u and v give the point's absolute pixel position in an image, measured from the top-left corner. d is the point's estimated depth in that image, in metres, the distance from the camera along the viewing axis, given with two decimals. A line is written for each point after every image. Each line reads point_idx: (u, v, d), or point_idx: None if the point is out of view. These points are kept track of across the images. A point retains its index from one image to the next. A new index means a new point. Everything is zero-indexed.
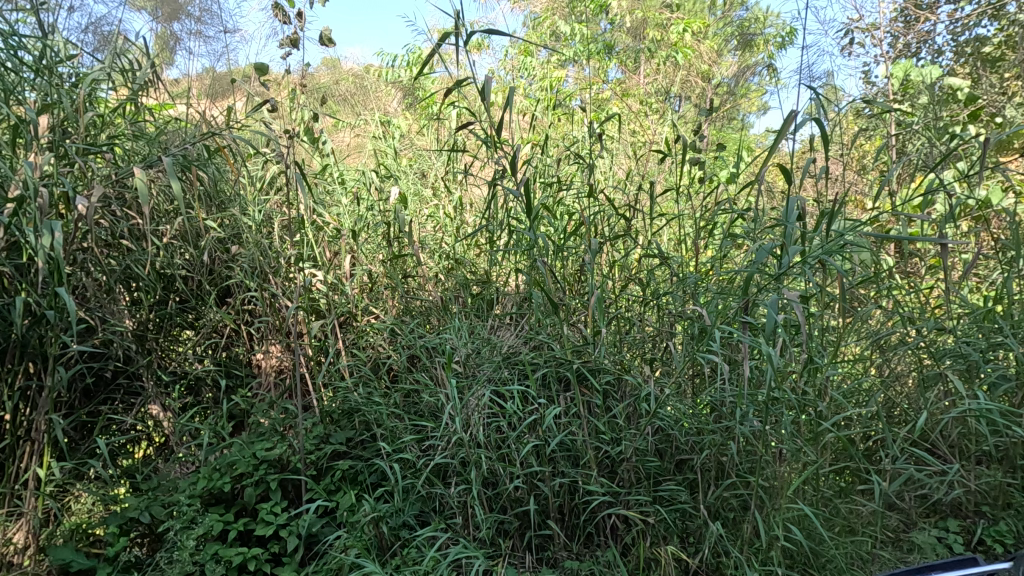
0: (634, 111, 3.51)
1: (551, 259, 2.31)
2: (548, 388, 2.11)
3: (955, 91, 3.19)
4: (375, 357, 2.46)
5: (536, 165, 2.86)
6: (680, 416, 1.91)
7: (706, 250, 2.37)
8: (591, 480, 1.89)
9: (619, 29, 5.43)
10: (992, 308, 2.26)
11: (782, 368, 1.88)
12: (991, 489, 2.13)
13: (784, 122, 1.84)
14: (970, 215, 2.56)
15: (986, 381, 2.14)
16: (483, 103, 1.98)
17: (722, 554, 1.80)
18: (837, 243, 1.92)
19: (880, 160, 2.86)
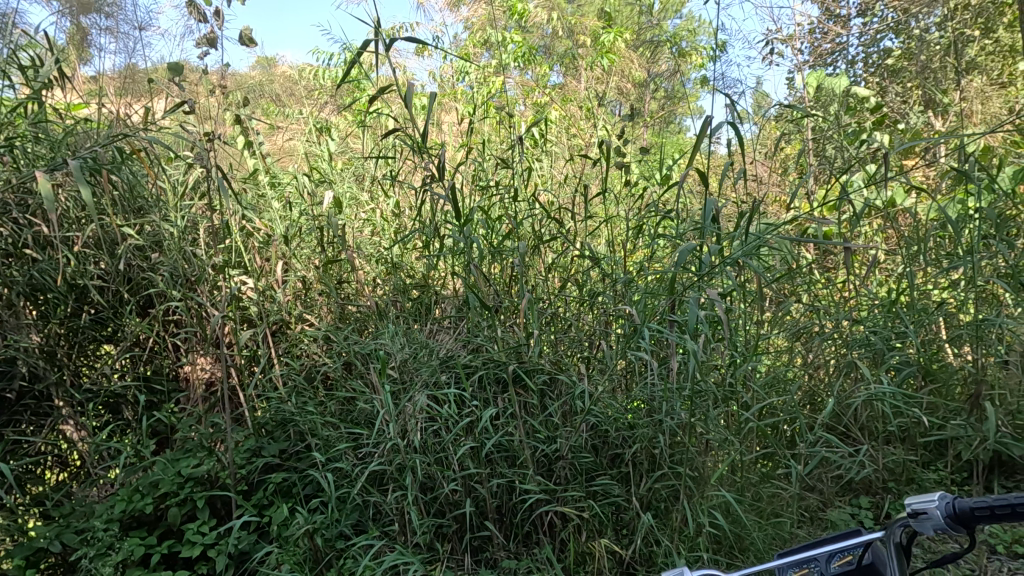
0: (572, 113, 3.57)
1: (486, 262, 2.33)
2: (485, 390, 2.12)
3: (864, 99, 3.43)
4: (310, 365, 2.40)
5: (473, 168, 2.87)
6: (612, 412, 1.97)
7: (638, 250, 2.45)
8: (527, 479, 1.92)
9: (558, 36, 5.53)
10: (896, 300, 2.44)
11: (707, 362, 1.97)
12: (897, 466, 2.31)
13: (702, 130, 1.92)
14: (876, 216, 2.77)
15: (890, 368, 2.31)
16: (406, 110, 1.96)
17: (653, 544, 1.88)
18: (756, 243, 2.02)
19: (797, 163, 3.04)
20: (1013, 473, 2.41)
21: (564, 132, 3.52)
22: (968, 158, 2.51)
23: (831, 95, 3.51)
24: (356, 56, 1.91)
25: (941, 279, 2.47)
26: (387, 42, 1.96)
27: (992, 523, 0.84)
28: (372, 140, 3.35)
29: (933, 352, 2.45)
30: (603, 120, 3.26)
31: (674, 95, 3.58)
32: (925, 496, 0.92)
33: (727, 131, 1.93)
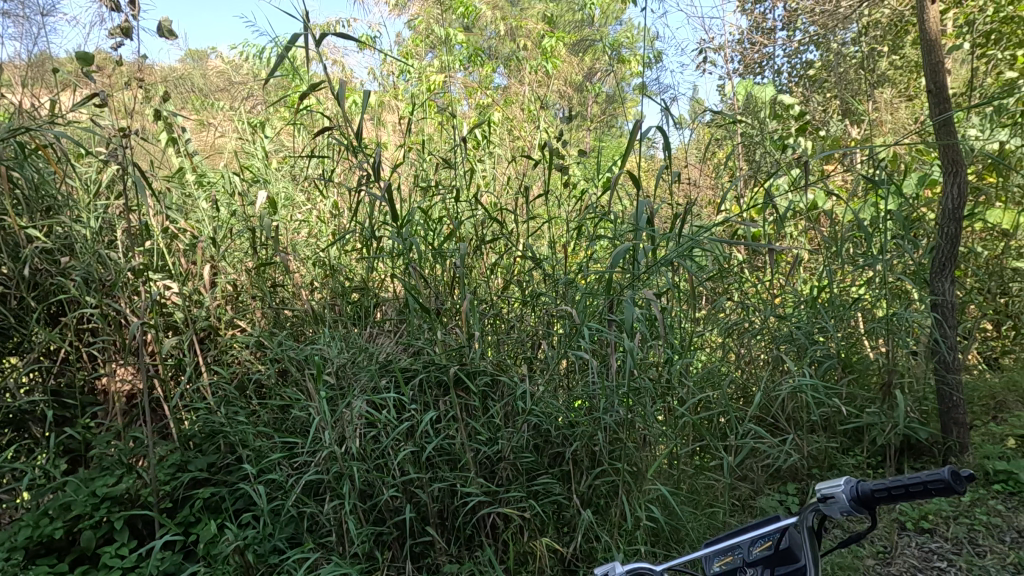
0: (514, 115, 3.59)
1: (426, 264, 2.29)
2: (426, 393, 2.09)
3: (789, 107, 3.62)
4: (242, 373, 2.30)
5: (414, 168, 2.83)
6: (553, 412, 1.98)
7: (579, 250, 2.48)
8: (468, 482, 1.91)
9: (501, 38, 5.55)
10: (818, 297, 2.59)
11: (644, 360, 2.02)
12: (820, 453, 2.45)
13: (635, 134, 1.96)
14: (800, 217, 2.93)
15: (813, 361, 2.44)
16: (339, 108, 1.90)
17: (593, 540, 1.91)
18: (689, 244, 2.08)
19: (728, 167, 3.18)
20: (920, 455, 2.61)
21: (506, 133, 3.54)
22: (880, 165, 2.69)
23: (759, 102, 3.69)
24: (284, 50, 1.83)
25: (856, 276, 2.65)
26: (317, 37, 1.89)
27: (892, 503, 0.88)
28: (309, 139, 3.24)
29: (851, 345, 2.61)
30: (544, 122, 3.29)
31: (614, 98, 3.66)
32: (833, 481, 0.97)
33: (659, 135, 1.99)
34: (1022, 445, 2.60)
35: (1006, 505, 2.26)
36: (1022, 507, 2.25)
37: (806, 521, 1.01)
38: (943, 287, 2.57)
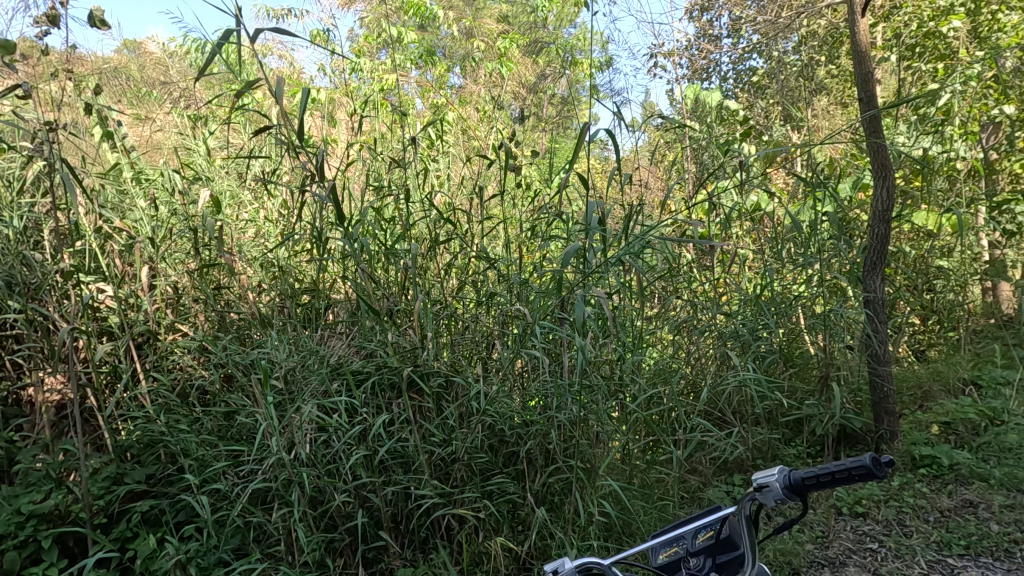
0: (468, 115, 3.58)
1: (378, 264, 2.26)
2: (379, 396, 2.06)
3: (734, 112, 3.75)
4: (183, 379, 2.20)
5: (366, 168, 2.77)
6: (507, 412, 1.99)
7: (532, 250, 2.49)
8: (422, 484, 1.89)
9: (454, 38, 5.50)
10: (762, 294, 2.69)
11: (596, 358, 2.05)
12: (764, 445, 2.55)
13: (584, 136, 1.99)
14: (745, 218, 3.04)
15: (757, 356, 2.54)
16: (279, 105, 1.84)
17: (548, 537, 1.93)
18: (638, 243, 2.12)
19: (677, 168, 3.27)
20: (855, 443, 2.76)
21: (460, 133, 3.52)
22: (817, 168, 2.82)
23: (706, 106, 3.80)
24: (219, 45, 1.76)
25: (796, 274, 2.77)
26: (254, 32, 1.82)
27: (821, 489, 0.93)
28: (254, 136, 3.13)
29: (792, 340, 2.74)
30: (498, 122, 3.28)
31: (567, 100, 3.70)
32: (768, 470, 1.02)
33: (607, 139, 2.03)
34: (944, 431, 2.79)
35: (930, 487, 2.42)
36: (945, 489, 2.41)
37: (745, 509, 1.05)
38: (874, 285, 2.70)
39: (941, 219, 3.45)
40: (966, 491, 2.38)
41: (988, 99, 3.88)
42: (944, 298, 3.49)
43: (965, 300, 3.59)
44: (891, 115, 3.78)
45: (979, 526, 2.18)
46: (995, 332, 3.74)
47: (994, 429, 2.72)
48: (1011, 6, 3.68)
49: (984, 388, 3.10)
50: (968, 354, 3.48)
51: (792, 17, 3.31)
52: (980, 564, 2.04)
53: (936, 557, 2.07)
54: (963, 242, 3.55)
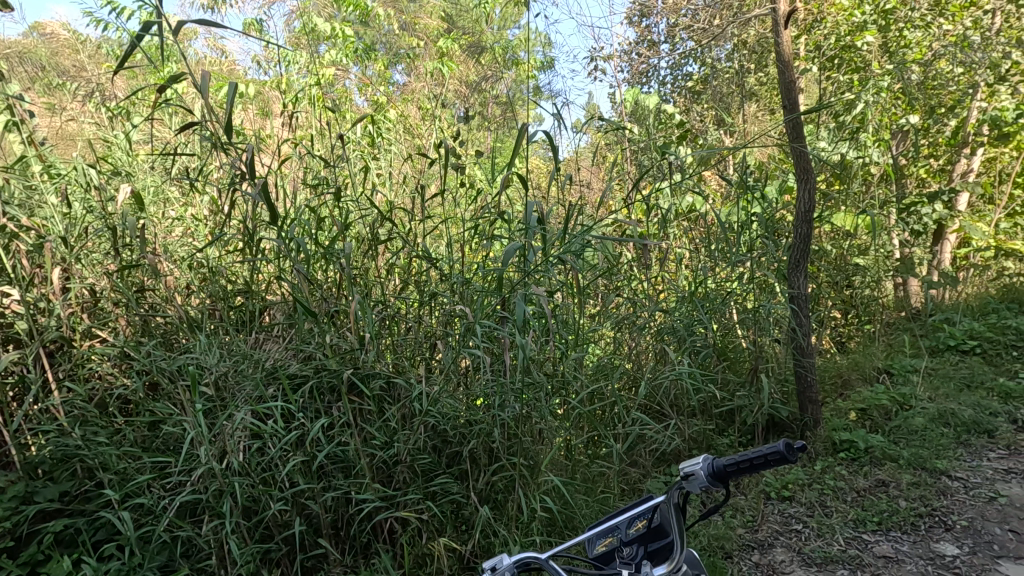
0: (410, 113, 3.52)
1: (315, 265, 2.19)
2: (317, 400, 2.01)
3: (671, 116, 3.88)
4: (103, 388, 2.06)
5: (302, 165, 2.68)
6: (449, 412, 1.98)
7: (475, 250, 2.48)
8: (363, 488, 1.86)
9: (395, 35, 5.41)
10: (697, 291, 2.80)
11: (537, 357, 2.07)
12: (699, 435, 2.66)
13: (523, 136, 2.00)
14: (681, 218, 3.15)
15: (692, 351, 2.65)
16: (205, 101, 1.75)
17: (491, 535, 1.94)
18: (577, 243, 2.16)
19: (617, 169, 3.35)
20: (782, 430, 2.93)
21: (402, 132, 3.46)
22: (746, 172, 2.97)
23: (645, 110, 3.91)
24: (137, 35, 1.66)
25: (727, 272, 2.90)
26: (176, 22, 1.73)
27: (740, 475, 0.98)
28: (181, 131, 2.96)
29: (725, 335, 2.87)
30: (440, 121, 3.26)
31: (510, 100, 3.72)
32: (693, 459, 1.06)
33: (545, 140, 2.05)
34: (861, 416, 3.00)
35: (848, 469, 2.60)
36: (861, 470, 2.59)
37: (673, 499, 1.09)
38: (798, 282, 2.86)
39: (858, 219, 3.69)
40: (879, 471, 2.57)
41: (897, 109, 4.19)
42: (861, 293, 3.76)
43: (879, 295, 3.87)
44: (813, 122, 4.02)
45: (889, 503, 2.36)
46: (905, 324, 4.05)
47: (904, 413, 2.95)
48: (915, 23, 3.99)
49: (896, 376, 3.36)
50: (882, 344, 3.76)
51: (723, 26, 3.44)
52: (890, 537, 2.21)
53: (853, 533, 2.22)
54: (876, 241, 3.83)
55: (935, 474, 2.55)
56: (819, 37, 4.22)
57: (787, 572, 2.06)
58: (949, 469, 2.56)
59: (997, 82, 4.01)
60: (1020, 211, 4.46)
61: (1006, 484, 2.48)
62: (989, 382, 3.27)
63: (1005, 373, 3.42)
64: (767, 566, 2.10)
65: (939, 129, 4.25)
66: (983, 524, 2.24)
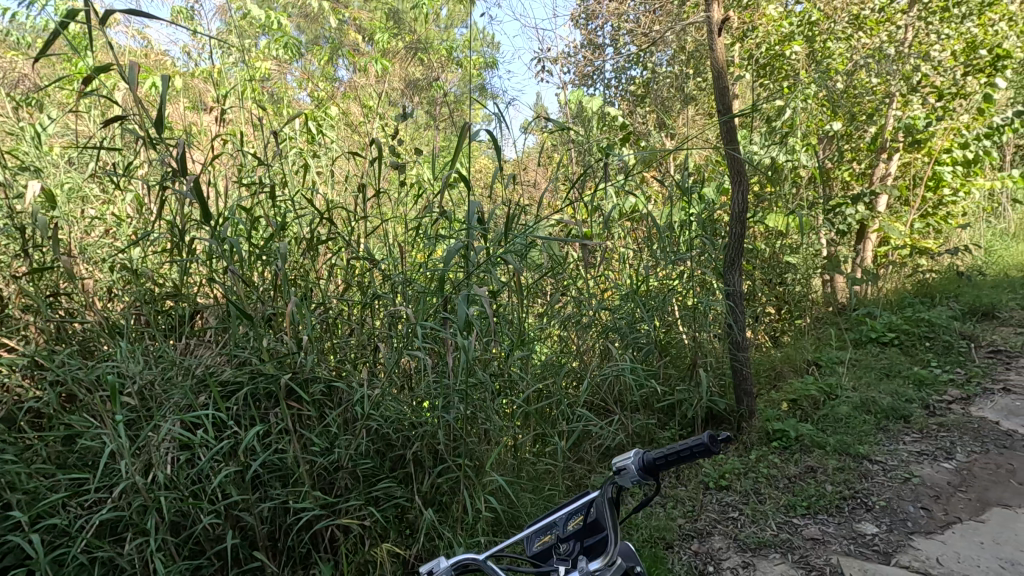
0: (353, 110, 3.43)
1: (249, 266, 2.10)
2: (253, 408, 1.93)
3: (615, 119, 3.95)
4: (10, 402, 1.89)
5: (236, 163, 2.56)
6: (392, 415, 1.95)
7: (418, 250, 2.44)
8: (302, 497, 1.80)
9: (338, 29, 5.25)
10: (639, 290, 2.87)
11: (481, 357, 2.07)
12: (642, 430, 2.74)
13: (465, 135, 1.98)
14: (624, 218, 3.22)
15: (635, 348, 2.72)
16: (134, 95, 1.65)
17: (436, 538, 1.93)
18: (521, 243, 2.17)
19: (563, 169, 3.38)
20: (720, 422, 3.05)
21: (343, 129, 3.37)
22: (685, 174, 3.07)
23: (589, 111, 3.96)
24: (57, 23, 1.54)
25: (668, 270, 2.98)
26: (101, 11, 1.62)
27: (669, 467, 1.01)
28: (102, 124, 2.76)
29: (666, 332, 2.96)
30: (383, 118, 3.19)
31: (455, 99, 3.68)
32: (625, 454, 1.08)
33: (487, 139, 2.04)
34: (792, 407, 3.16)
35: (779, 457, 2.74)
36: (791, 458, 2.73)
37: (607, 494, 1.11)
38: (733, 279, 2.96)
39: (789, 220, 3.88)
40: (808, 458, 2.72)
41: (823, 116, 4.44)
42: (791, 290, 3.96)
43: (809, 291, 4.09)
44: (747, 127, 4.20)
45: (817, 488, 2.50)
46: (832, 319, 4.31)
47: (830, 402, 3.13)
48: (837, 36, 4.25)
49: (824, 367, 3.55)
50: (811, 337, 3.97)
51: (661, 31, 3.54)
52: (818, 520, 2.34)
53: (784, 518, 2.35)
54: (805, 241, 4.04)
55: (857, 459, 2.72)
56: (751, 45, 4.42)
57: (724, 558, 2.15)
58: (870, 454, 2.74)
59: (910, 92, 4.33)
60: (932, 212, 4.75)
61: (918, 465, 2.68)
62: (905, 371, 3.51)
63: (919, 362, 3.69)
64: (705, 553, 2.18)
65: (860, 135, 4.53)
66: (899, 504, 2.41)
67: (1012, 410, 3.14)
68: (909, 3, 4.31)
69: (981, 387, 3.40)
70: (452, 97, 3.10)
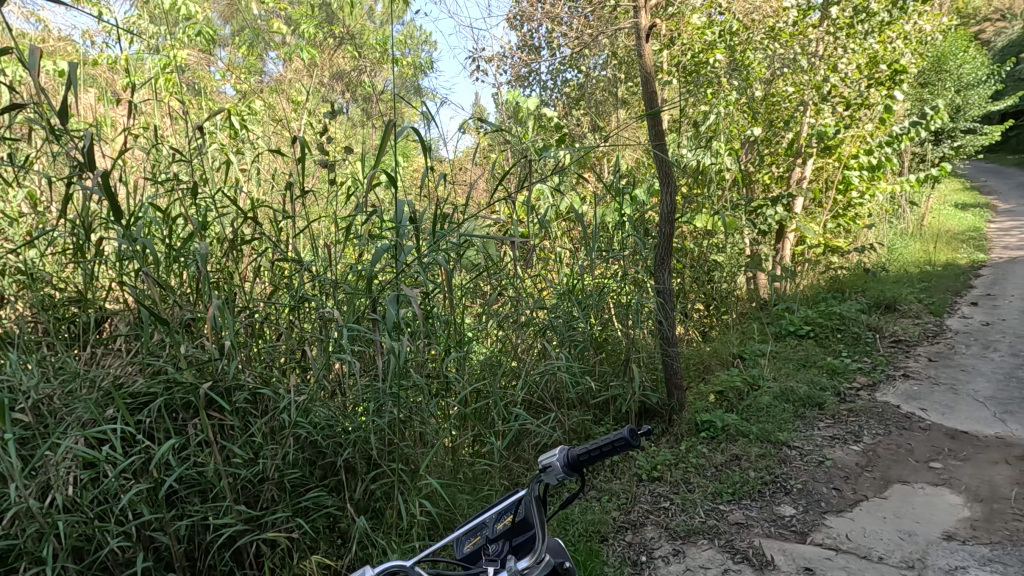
0: (279, 104, 3.28)
1: (163, 268, 1.96)
2: (169, 420, 1.81)
3: (550, 120, 3.99)
4: None
5: (148, 157, 2.39)
6: (322, 422, 1.89)
7: (349, 250, 2.37)
8: (224, 512, 1.71)
9: (265, 19, 5.01)
10: (574, 289, 2.92)
11: (414, 359, 2.03)
12: (578, 426, 2.79)
13: (395, 131, 1.93)
14: (560, 218, 3.27)
15: (570, 346, 2.76)
16: (32, 81, 1.50)
17: (369, 546, 1.89)
18: (454, 242, 2.15)
19: (499, 168, 3.37)
20: (653, 416, 3.15)
21: (269, 124, 3.21)
22: (617, 175, 3.14)
23: (525, 112, 3.98)
24: None
25: (602, 269, 3.05)
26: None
27: (591, 463, 1.03)
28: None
29: (600, 329, 3.03)
30: (311, 113, 3.07)
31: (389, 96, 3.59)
32: (550, 452, 1.09)
33: (418, 136, 2.00)
34: (719, 398, 3.32)
35: (707, 447, 2.87)
36: (719, 447, 2.86)
37: (534, 493, 1.11)
38: (664, 277, 3.09)
39: (715, 220, 4.06)
40: (733, 446, 2.86)
41: (745, 121, 4.68)
42: (718, 287, 4.15)
43: (734, 288, 4.31)
44: (676, 130, 4.36)
45: (741, 474, 2.64)
46: (755, 313, 4.54)
47: (753, 393, 3.31)
48: (757, 46, 4.49)
49: (747, 359, 3.75)
50: (737, 332, 4.18)
51: (594, 36, 3.62)
52: (742, 505, 2.46)
53: (711, 504, 2.46)
54: (730, 240, 4.24)
55: (777, 445, 2.89)
56: (678, 52, 4.59)
57: (656, 547, 2.22)
58: (789, 440, 2.92)
59: (821, 102, 4.65)
60: (842, 212, 5.11)
61: (830, 449, 2.88)
62: (819, 361, 3.76)
63: (831, 353, 3.97)
64: (638, 544, 2.25)
65: (778, 140, 4.81)
66: (813, 486, 2.59)
67: (911, 395, 3.43)
68: (820, 19, 4.63)
69: (884, 374, 3.71)
70: (386, 94, 3.03)
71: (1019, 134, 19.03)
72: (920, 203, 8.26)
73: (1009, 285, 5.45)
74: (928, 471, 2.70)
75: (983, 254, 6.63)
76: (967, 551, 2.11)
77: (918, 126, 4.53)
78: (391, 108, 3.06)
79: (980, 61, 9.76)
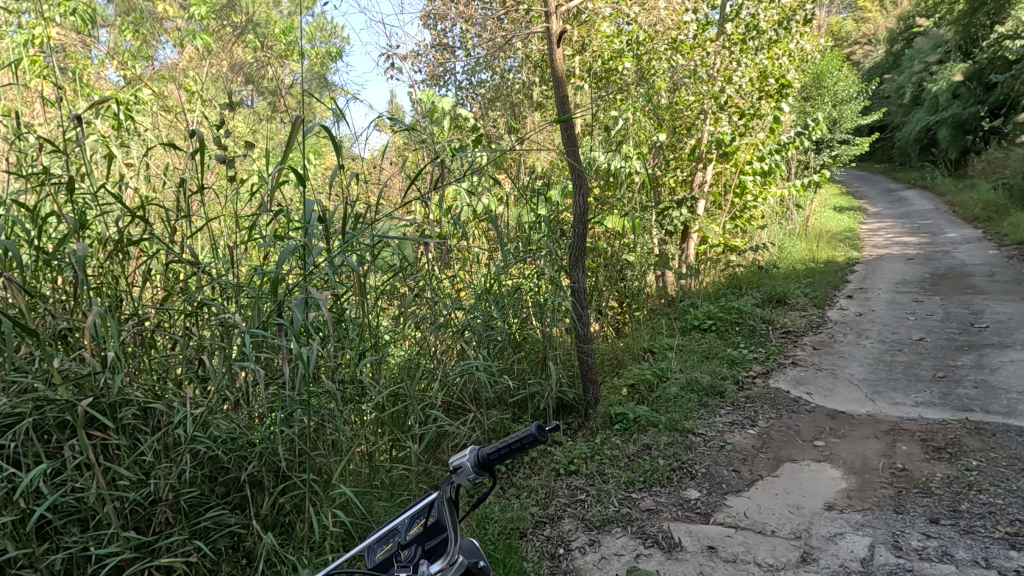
0: (170, 93, 3.02)
1: (30, 273, 1.75)
2: (40, 443, 1.62)
3: (466, 120, 3.98)
4: None
5: (10, 148, 2.12)
6: (223, 436, 1.77)
7: (252, 251, 2.23)
8: (109, 540, 1.56)
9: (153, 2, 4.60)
10: (491, 288, 2.93)
11: (324, 365, 1.95)
12: (497, 425, 2.81)
13: (299, 125, 1.84)
14: (476, 218, 3.27)
15: (488, 346, 2.76)
16: None
17: (278, 563, 1.80)
18: (365, 242, 2.08)
19: (414, 167, 3.31)
20: (570, 411, 3.24)
21: (159, 115, 2.95)
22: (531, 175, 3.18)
23: (440, 111, 3.94)
24: None
25: (519, 269, 3.08)
26: None
27: (502, 461, 1.03)
28: None
29: (518, 328, 3.06)
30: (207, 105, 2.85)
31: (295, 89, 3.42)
32: (461, 453, 1.09)
33: (324, 132, 1.92)
34: (631, 392, 3.47)
35: (620, 438, 2.99)
36: (631, 438, 3.00)
37: (446, 495, 1.11)
38: (577, 276, 3.17)
39: (626, 221, 4.23)
40: (644, 437, 3.00)
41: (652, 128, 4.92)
42: (629, 285, 4.33)
43: (644, 286, 4.52)
44: (588, 133, 4.50)
45: (651, 462, 2.78)
46: (664, 309, 4.79)
47: (662, 385, 3.49)
48: (660, 55, 4.73)
49: (657, 353, 3.95)
50: (647, 328, 4.39)
51: (507, 38, 3.65)
52: (652, 492, 2.59)
53: (623, 493, 2.57)
54: (640, 240, 4.44)
55: (684, 433, 3.07)
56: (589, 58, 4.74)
57: (573, 539, 2.29)
58: (693, 428, 3.11)
59: (719, 111, 4.98)
60: (739, 215, 5.51)
61: (730, 434, 3.11)
62: (720, 353, 4.04)
63: (731, 345, 4.27)
64: (557, 537, 2.30)
65: (681, 146, 5.10)
66: (715, 469, 2.78)
67: (799, 380, 3.78)
68: (717, 34, 4.96)
69: (776, 362, 4.05)
70: (291, 87, 2.88)
71: (884, 146, 21.42)
72: (805, 206, 9.08)
73: (877, 279, 6.12)
74: (812, 449, 2.98)
75: (856, 252, 7.40)
76: (844, 518, 2.35)
77: (801, 136, 4.98)
78: (297, 102, 2.91)
79: (852, 79, 10.90)
